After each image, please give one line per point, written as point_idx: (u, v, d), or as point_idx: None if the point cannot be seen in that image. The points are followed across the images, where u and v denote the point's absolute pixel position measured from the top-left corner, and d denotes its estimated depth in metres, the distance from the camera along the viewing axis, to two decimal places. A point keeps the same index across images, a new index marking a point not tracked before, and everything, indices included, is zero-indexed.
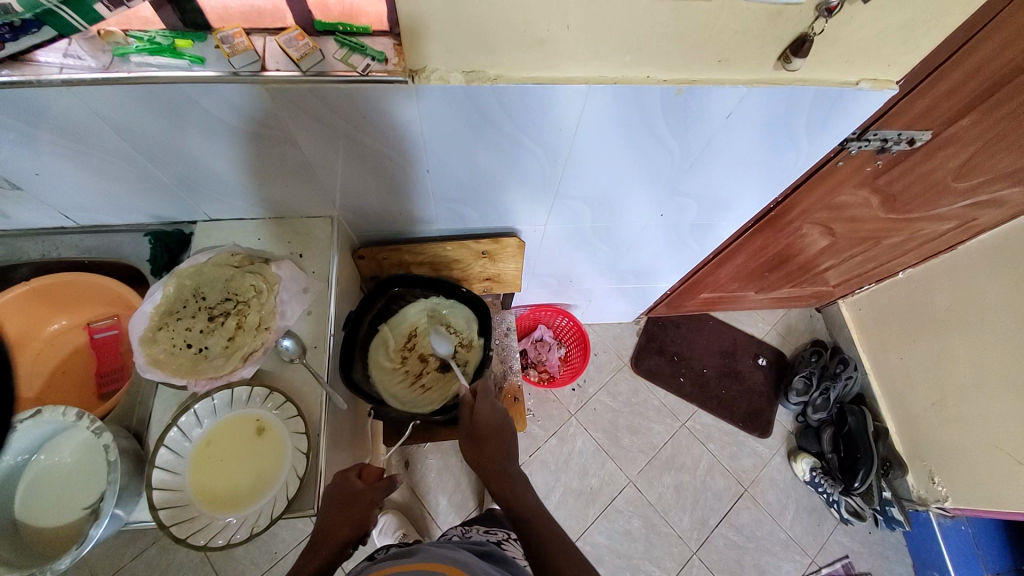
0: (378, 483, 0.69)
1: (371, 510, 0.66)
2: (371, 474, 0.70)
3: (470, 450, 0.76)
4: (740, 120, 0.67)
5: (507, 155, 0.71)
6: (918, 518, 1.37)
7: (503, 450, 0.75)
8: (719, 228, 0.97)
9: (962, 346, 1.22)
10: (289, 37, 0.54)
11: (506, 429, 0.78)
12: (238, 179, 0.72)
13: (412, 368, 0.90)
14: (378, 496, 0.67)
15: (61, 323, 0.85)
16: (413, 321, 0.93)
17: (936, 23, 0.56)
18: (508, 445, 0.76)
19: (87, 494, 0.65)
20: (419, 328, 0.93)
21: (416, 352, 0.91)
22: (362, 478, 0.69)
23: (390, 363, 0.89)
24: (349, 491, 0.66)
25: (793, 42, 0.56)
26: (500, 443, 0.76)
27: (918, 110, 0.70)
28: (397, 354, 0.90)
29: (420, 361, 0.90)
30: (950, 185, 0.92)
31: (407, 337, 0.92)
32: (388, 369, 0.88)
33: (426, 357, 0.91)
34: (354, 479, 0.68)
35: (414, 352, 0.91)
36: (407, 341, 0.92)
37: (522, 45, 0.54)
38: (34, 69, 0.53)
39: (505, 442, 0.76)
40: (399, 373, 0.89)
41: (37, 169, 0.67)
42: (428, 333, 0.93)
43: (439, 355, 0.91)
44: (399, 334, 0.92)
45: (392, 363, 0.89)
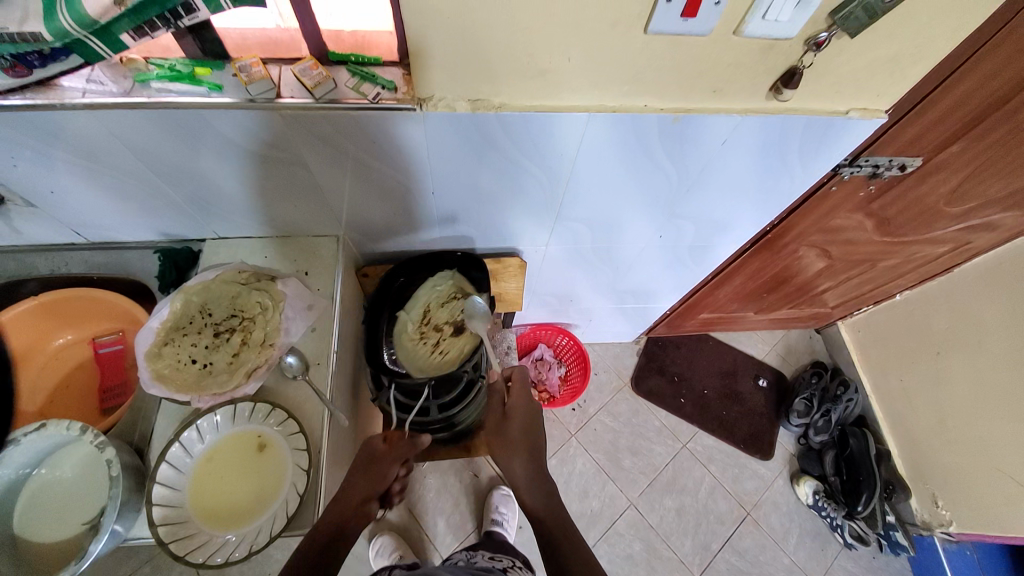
0: (398, 446, 0.74)
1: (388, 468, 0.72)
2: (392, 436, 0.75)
3: (502, 454, 0.80)
4: (735, 146, 0.69)
5: (509, 178, 0.73)
6: (923, 542, 1.36)
7: (530, 452, 0.79)
8: (717, 250, 0.99)
9: (962, 369, 1.22)
10: (303, 66, 0.57)
11: (537, 433, 0.82)
12: (248, 199, 0.75)
13: (430, 340, 0.83)
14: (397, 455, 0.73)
15: (66, 338, 0.86)
16: (424, 295, 0.86)
17: (920, 56, 0.59)
18: (537, 449, 0.80)
19: (87, 509, 0.65)
20: (430, 301, 0.86)
21: (432, 325, 0.84)
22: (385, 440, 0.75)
23: (411, 340, 0.83)
24: (371, 452, 0.73)
25: (784, 74, 0.59)
26: (529, 446, 0.80)
27: (908, 137, 0.73)
28: (417, 330, 0.84)
29: (438, 331, 0.84)
30: (942, 210, 0.94)
31: (422, 311, 0.85)
32: (411, 348, 0.83)
33: (442, 327, 0.84)
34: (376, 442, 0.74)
35: (431, 325, 0.84)
36: (423, 314, 0.85)
37: (525, 75, 0.57)
38: (59, 94, 0.55)
39: (534, 445, 0.81)
40: (420, 347, 0.83)
41: (53, 186, 0.69)
42: (441, 303, 0.85)
43: (454, 321, 0.85)
44: (413, 313, 0.85)
45: (412, 339, 0.83)
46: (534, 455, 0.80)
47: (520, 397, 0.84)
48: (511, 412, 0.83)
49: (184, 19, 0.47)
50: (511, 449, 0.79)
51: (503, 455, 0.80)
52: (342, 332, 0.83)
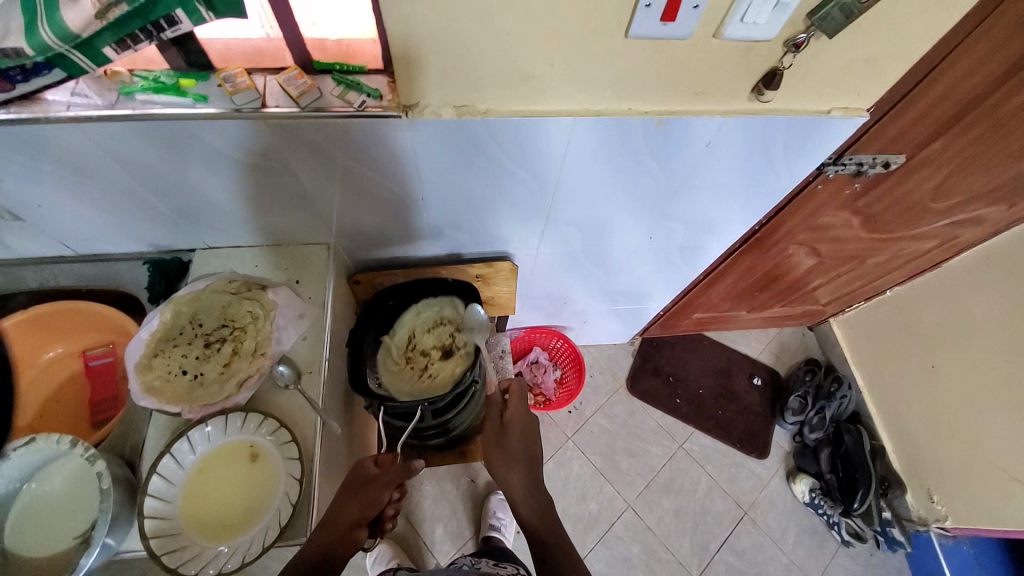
0: (393, 469, 0.72)
1: (382, 492, 0.70)
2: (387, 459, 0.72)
3: (501, 464, 0.81)
4: (720, 147, 0.70)
5: (498, 183, 0.73)
6: (919, 538, 1.37)
7: (527, 461, 0.80)
8: (707, 250, 1.00)
9: (953, 363, 1.23)
10: (288, 76, 0.58)
11: (535, 444, 0.83)
12: (236, 208, 0.75)
13: (417, 365, 0.84)
14: (390, 479, 0.71)
15: (57, 351, 0.85)
16: (410, 322, 0.88)
17: (899, 55, 0.60)
18: (534, 461, 0.81)
19: (77, 523, 0.64)
20: (415, 327, 0.87)
21: (417, 350, 0.86)
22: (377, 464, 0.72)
23: (397, 366, 0.84)
24: (362, 476, 0.69)
25: (765, 75, 0.60)
26: (527, 456, 0.81)
27: (890, 135, 0.74)
28: (403, 355, 0.85)
29: (424, 355, 0.85)
30: (928, 206, 0.95)
31: (407, 338, 0.87)
32: (398, 374, 0.84)
33: (428, 351, 0.85)
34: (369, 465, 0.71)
35: (417, 350, 0.86)
36: (408, 341, 0.86)
37: (509, 81, 0.57)
38: (44, 107, 0.55)
39: (531, 456, 0.81)
40: (407, 373, 0.84)
41: (41, 200, 0.69)
42: (426, 329, 0.87)
43: (440, 345, 0.86)
44: (399, 339, 0.87)
45: (399, 365, 0.84)
46: (532, 466, 0.80)
47: (517, 407, 0.86)
48: (510, 423, 0.84)
49: (166, 32, 0.47)
50: (509, 460, 0.80)
51: (501, 467, 0.80)
52: (334, 340, 0.83)
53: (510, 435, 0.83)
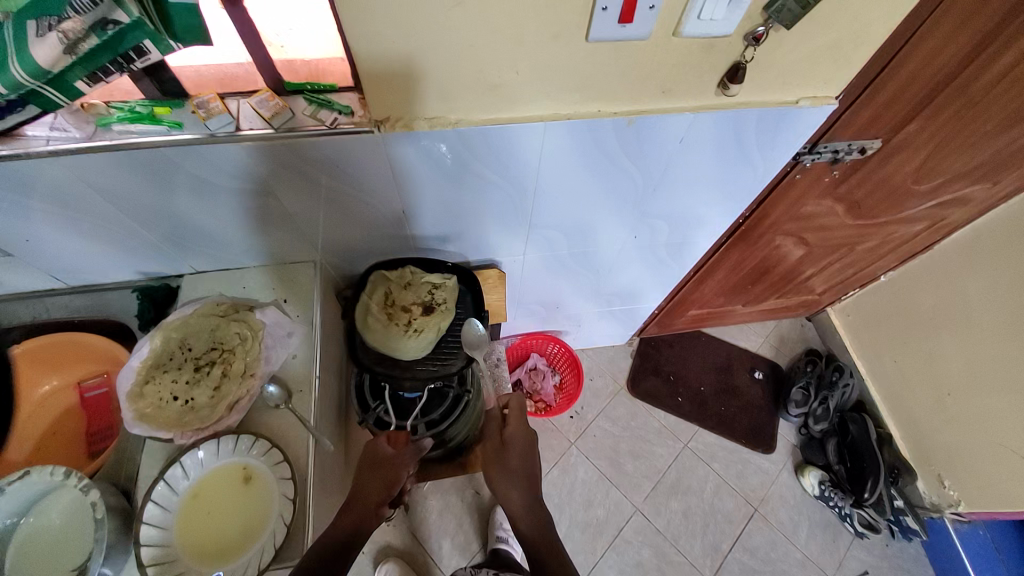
0: (406, 449, 0.76)
1: (398, 472, 0.73)
2: (399, 439, 0.77)
3: (500, 478, 0.81)
4: (694, 142, 0.70)
5: (477, 191, 0.74)
6: (934, 525, 1.34)
7: (527, 476, 0.81)
8: (694, 245, 1.00)
9: (953, 344, 1.22)
10: (260, 98, 0.58)
11: (535, 461, 0.83)
12: (221, 232, 0.75)
13: (401, 321, 0.83)
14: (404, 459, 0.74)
15: (52, 384, 0.85)
16: (384, 279, 0.87)
17: (861, 41, 0.61)
18: (534, 479, 0.81)
19: (72, 556, 0.64)
20: (391, 285, 0.86)
21: (398, 306, 0.84)
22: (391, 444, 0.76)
23: (379, 324, 0.82)
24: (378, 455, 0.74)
25: (729, 69, 0.61)
26: (527, 471, 0.81)
27: (862, 121, 0.74)
28: (384, 312, 0.84)
29: (406, 312, 0.84)
30: (911, 188, 0.95)
31: (385, 295, 0.85)
32: (381, 331, 0.82)
33: (410, 307, 0.84)
34: (384, 444, 0.75)
35: (398, 306, 0.84)
36: (386, 298, 0.85)
37: (477, 91, 0.58)
38: (24, 143, 0.56)
39: (531, 473, 0.81)
40: (391, 328, 0.83)
41: (27, 235, 0.70)
42: (404, 285, 0.86)
43: (421, 301, 0.85)
44: (375, 297, 0.85)
45: (380, 322, 0.83)
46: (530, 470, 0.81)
47: (517, 425, 0.85)
48: (511, 445, 0.83)
49: (136, 63, 0.49)
50: (511, 476, 0.80)
51: (501, 482, 0.80)
52: (325, 356, 0.83)
53: (510, 453, 0.82)
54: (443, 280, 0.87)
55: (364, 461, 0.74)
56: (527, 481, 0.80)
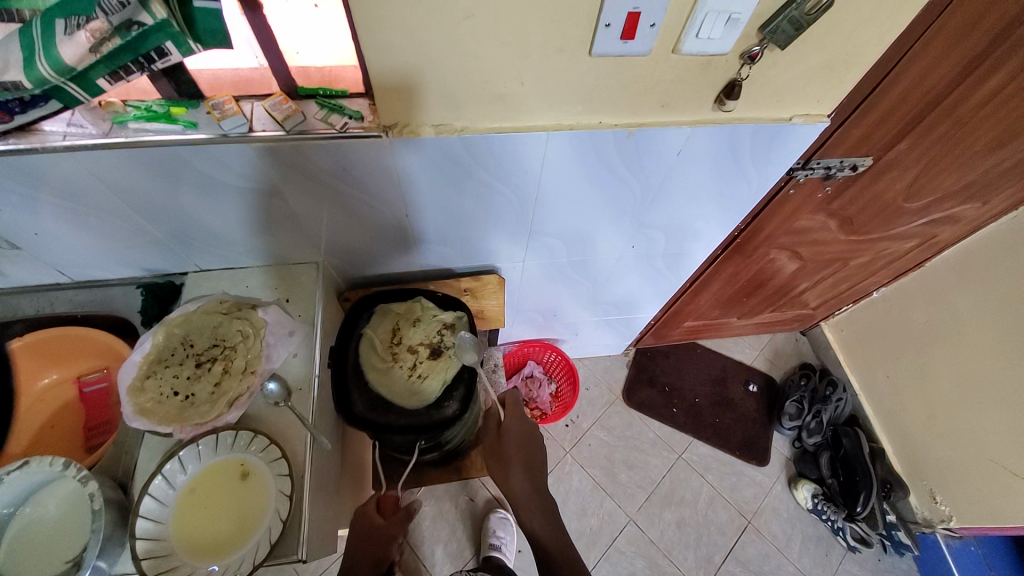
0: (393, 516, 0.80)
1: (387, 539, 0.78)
2: (387, 505, 0.81)
3: (498, 471, 0.82)
4: (691, 155, 0.72)
5: (481, 198, 0.76)
6: (926, 540, 1.35)
7: (526, 465, 0.82)
8: (691, 256, 1.02)
9: (945, 360, 1.24)
10: (273, 102, 0.60)
11: (536, 443, 0.85)
12: (228, 231, 0.77)
13: (405, 361, 0.80)
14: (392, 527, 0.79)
15: (52, 377, 0.85)
16: (392, 315, 0.86)
17: (851, 62, 0.63)
18: (535, 459, 0.83)
19: (68, 546, 0.64)
20: (400, 321, 0.85)
21: (404, 345, 0.82)
22: (379, 508, 0.80)
23: (382, 362, 0.80)
24: (368, 523, 0.77)
25: (725, 86, 0.63)
26: (526, 457, 0.82)
27: (853, 139, 0.77)
28: (387, 351, 0.82)
29: (412, 352, 0.82)
30: (901, 206, 0.98)
31: (392, 331, 0.84)
32: (384, 370, 0.79)
33: (416, 348, 0.82)
34: (372, 512, 0.79)
35: (404, 345, 0.82)
36: (393, 335, 0.83)
37: (484, 99, 0.61)
38: (40, 137, 0.58)
39: (532, 454, 0.83)
40: (393, 370, 0.79)
41: (37, 228, 0.71)
42: (413, 323, 0.85)
43: (429, 342, 0.83)
44: (382, 332, 0.84)
45: (384, 361, 0.80)
46: (529, 473, 0.81)
47: (515, 415, 0.87)
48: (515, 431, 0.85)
49: (157, 63, 0.51)
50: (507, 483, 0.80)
51: (498, 470, 0.82)
52: (325, 356, 0.84)
53: (507, 444, 0.83)
54: (454, 319, 0.86)
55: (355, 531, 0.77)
56: (527, 478, 0.81)
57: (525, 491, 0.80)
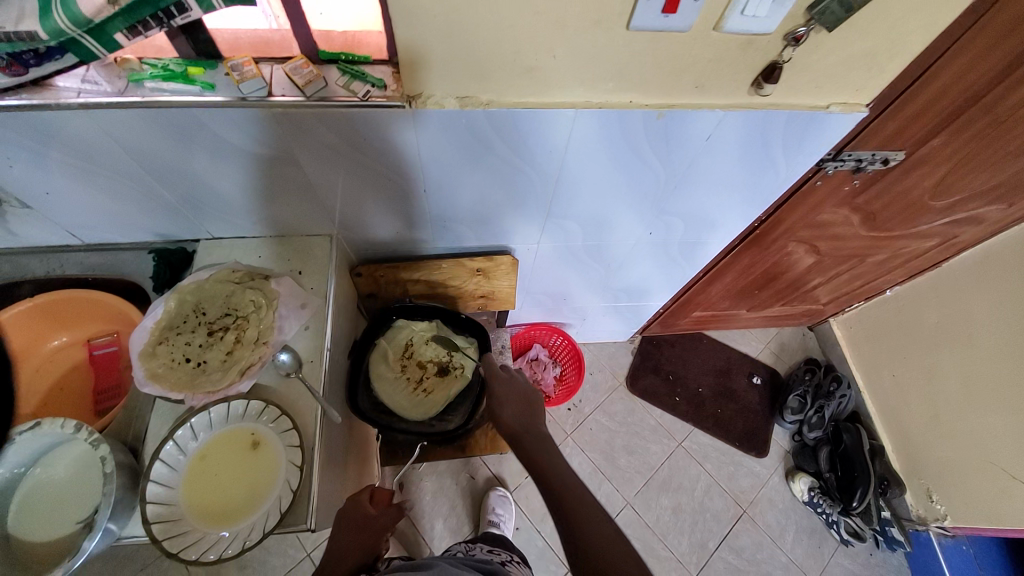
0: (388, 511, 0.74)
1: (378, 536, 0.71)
2: (381, 498, 0.75)
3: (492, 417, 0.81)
4: (721, 141, 0.70)
5: (500, 176, 0.74)
6: (919, 538, 1.37)
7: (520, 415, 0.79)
8: (707, 246, 1.00)
9: (953, 361, 1.24)
10: (294, 65, 0.58)
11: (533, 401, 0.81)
12: (241, 199, 0.75)
13: (414, 376, 0.93)
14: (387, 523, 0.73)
15: (61, 339, 0.85)
16: (406, 327, 0.96)
17: (897, 50, 0.61)
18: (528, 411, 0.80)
19: (79, 508, 0.65)
20: (414, 336, 0.95)
21: (414, 360, 0.94)
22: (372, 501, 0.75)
23: (391, 372, 0.92)
24: (362, 514, 0.71)
25: (765, 69, 0.61)
26: (519, 410, 0.80)
27: (887, 132, 0.75)
28: (398, 362, 0.93)
29: (420, 368, 0.93)
30: (927, 203, 0.96)
31: (404, 345, 0.94)
32: (392, 379, 0.92)
33: (425, 365, 0.94)
34: (366, 502, 0.73)
35: (413, 360, 0.94)
36: (405, 349, 0.94)
37: (512, 72, 0.58)
38: (54, 93, 0.56)
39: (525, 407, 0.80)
40: (401, 382, 0.92)
41: (48, 188, 0.70)
42: (425, 340, 0.95)
43: (437, 361, 0.95)
44: (395, 344, 0.94)
45: (393, 372, 0.92)
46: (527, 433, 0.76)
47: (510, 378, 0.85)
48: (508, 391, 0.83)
49: (176, 19, 0.48)
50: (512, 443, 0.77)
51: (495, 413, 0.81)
52: (335, 330, 0.83)
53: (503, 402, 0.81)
54: (462, 343, 0.97)
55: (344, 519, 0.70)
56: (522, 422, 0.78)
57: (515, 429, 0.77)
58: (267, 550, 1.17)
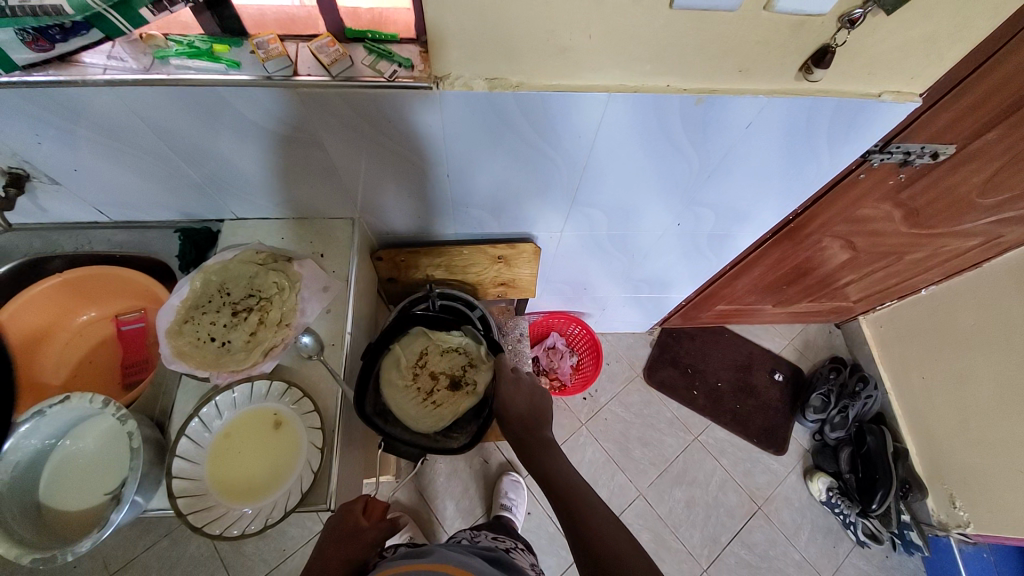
0: (381, 524, 0.68)
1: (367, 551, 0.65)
2: (376, 510, 0.69)
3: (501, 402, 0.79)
4: (761, 130, 0.67)
5: (526, 160, 0.72)
6: (938, 543, 1.33)
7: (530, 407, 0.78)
8: (736, 240, 0.97)
9: (987, 365, 1.18)
10: (320, 44, 0.57)
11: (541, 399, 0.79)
12: (265, 180, 0.75)
13: (424, 386, 0.86)
14: (378, 538, 0.67)
15: (91, 314, 0.88)
16: (424, 336, 0.90)
17: (960, 35, 0.56)
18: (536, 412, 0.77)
19: (109, 480, 0.68)
20: (430, 346, 0.89)
21: (427, 370, 0.87)
22: (366, 513, 0.69)
23: (401, 380, 0.85)
24: (352, 526, 0.66)
25: (815, 52, 0.57)
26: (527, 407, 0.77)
27: (941, 123, 0.70)
28: (409, 371, 0.86)
29: (432, 379, 0.86)
30: (974, 201, 0.90)
31: (419, 355, 0.88)
32: (401, 389, 0.84)
33: (437, 376, 0.87)
34: (358, 513, 0.67)
35: (426, 370, 0.87)
36: (419, 357, 0.88)
37: (543, 52, 0.55)
38: (80, 69, 0.56)
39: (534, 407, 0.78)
40: (410, 391, 0.85)
41: (76, 164, 0.70)
42: (441, 350, 0.89)
43: (451, 374, 0.87)
44: (410, 352, 0.88)
45: (403, 380, 0.85)
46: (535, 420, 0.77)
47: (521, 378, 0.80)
48: (515, 388, 0.79)
49: None
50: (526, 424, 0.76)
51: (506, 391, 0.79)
52: (355, 314, 0.83)
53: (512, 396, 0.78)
54: (479, 359, 0.89)
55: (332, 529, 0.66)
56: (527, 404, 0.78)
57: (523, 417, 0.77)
58: (285, 522, 1.21)
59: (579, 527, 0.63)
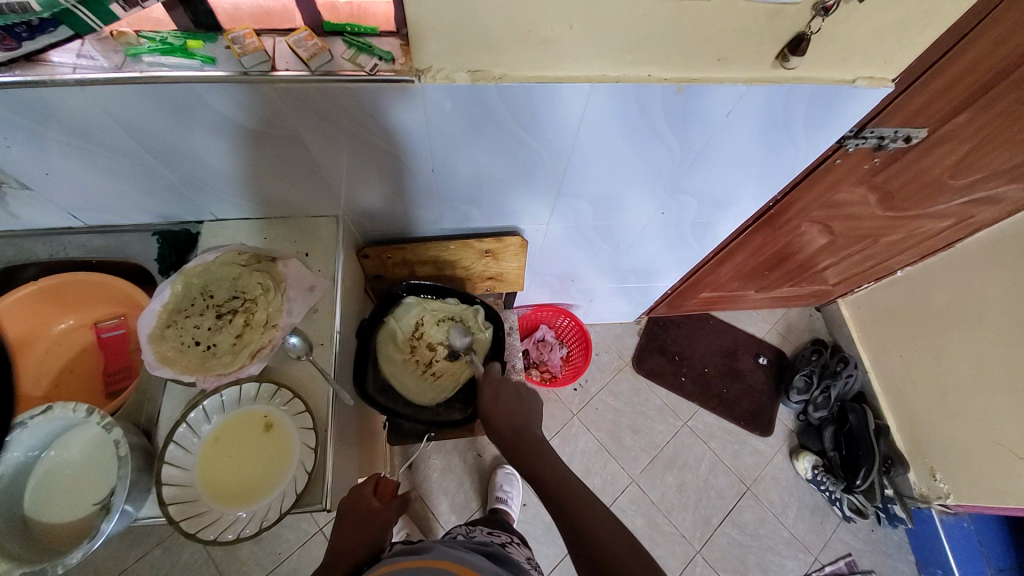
0: (392, 503, 0.69)
1: (384, 531, 0.67)
2: (386, 492, 0.71)
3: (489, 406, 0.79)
4: (740, 117, 0.68)
5: (510, 153, 0.72)
6: (920, 514, 1.37)
7: (517, 417, 0.77)
8: (718, 227, 0.99)
9: (962, 342, 1.22)
10: (298, 37, 0.56)
11: (527, 410, 0.78)
12: (245, 179, 0.74)
13: (422, 358, 0.91)
14: (390, 517, 0.68)
15: (68, 322, 0.85)
16: (418, 307, 0.94)
17: (929, 20, 0.58)
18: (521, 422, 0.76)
19: (97, 490, 0.66)
20: (425, 316, 0.92)
21: (423, 342, 0.92)
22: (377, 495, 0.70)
23: (399, 355, 0.90)
24: (365, 509, 0.67)
25: (791, 40, 0.58)
26: (512, 416, 0.77)
27: (913, 107, 0.72)
28: (407, 344, 0.91)
29: (429, 351, 0.91)
30: (946, 182, 0.93)
31: (414, 327, 0.92)
32: (401, 362, 0.90)
33: (434, 347, 0.92)
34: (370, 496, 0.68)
35: (422, 342, 0.92)
36: (414, 329, 0.92)
37: (525, 43, 0.55)
38: (48, 69, 0.54)
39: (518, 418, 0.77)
40: (408, 364, 0.91)
41: (47, 169, 0.68)
42: (436, 322, 0.93)
43: (447, 344, 0.92)
44: (405, 325, 0.92)
45: (402, 354, 0.90)
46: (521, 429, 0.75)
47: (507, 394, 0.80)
48: (498, 397, 0.80)
49: None
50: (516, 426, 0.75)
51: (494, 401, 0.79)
52: (343, 313, 0.83)
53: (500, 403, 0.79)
54: (476, 331, 0.94)
55: (344, 513, 0.66)
56: (514, 411, 0.77)
57: (509, 426, 0.76)
58: (279, 525, 1.20)
59: (577, 512, 0.64)
